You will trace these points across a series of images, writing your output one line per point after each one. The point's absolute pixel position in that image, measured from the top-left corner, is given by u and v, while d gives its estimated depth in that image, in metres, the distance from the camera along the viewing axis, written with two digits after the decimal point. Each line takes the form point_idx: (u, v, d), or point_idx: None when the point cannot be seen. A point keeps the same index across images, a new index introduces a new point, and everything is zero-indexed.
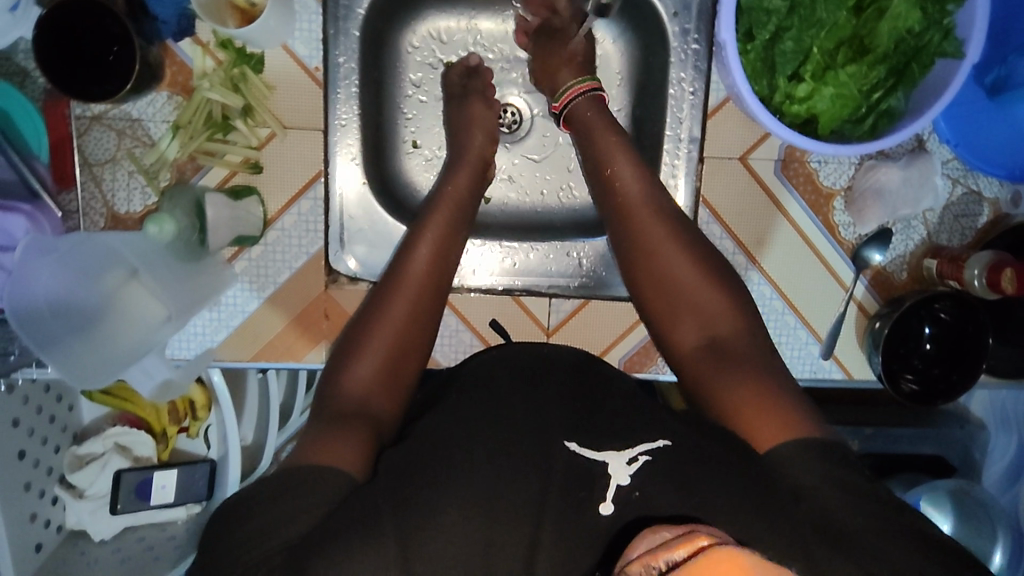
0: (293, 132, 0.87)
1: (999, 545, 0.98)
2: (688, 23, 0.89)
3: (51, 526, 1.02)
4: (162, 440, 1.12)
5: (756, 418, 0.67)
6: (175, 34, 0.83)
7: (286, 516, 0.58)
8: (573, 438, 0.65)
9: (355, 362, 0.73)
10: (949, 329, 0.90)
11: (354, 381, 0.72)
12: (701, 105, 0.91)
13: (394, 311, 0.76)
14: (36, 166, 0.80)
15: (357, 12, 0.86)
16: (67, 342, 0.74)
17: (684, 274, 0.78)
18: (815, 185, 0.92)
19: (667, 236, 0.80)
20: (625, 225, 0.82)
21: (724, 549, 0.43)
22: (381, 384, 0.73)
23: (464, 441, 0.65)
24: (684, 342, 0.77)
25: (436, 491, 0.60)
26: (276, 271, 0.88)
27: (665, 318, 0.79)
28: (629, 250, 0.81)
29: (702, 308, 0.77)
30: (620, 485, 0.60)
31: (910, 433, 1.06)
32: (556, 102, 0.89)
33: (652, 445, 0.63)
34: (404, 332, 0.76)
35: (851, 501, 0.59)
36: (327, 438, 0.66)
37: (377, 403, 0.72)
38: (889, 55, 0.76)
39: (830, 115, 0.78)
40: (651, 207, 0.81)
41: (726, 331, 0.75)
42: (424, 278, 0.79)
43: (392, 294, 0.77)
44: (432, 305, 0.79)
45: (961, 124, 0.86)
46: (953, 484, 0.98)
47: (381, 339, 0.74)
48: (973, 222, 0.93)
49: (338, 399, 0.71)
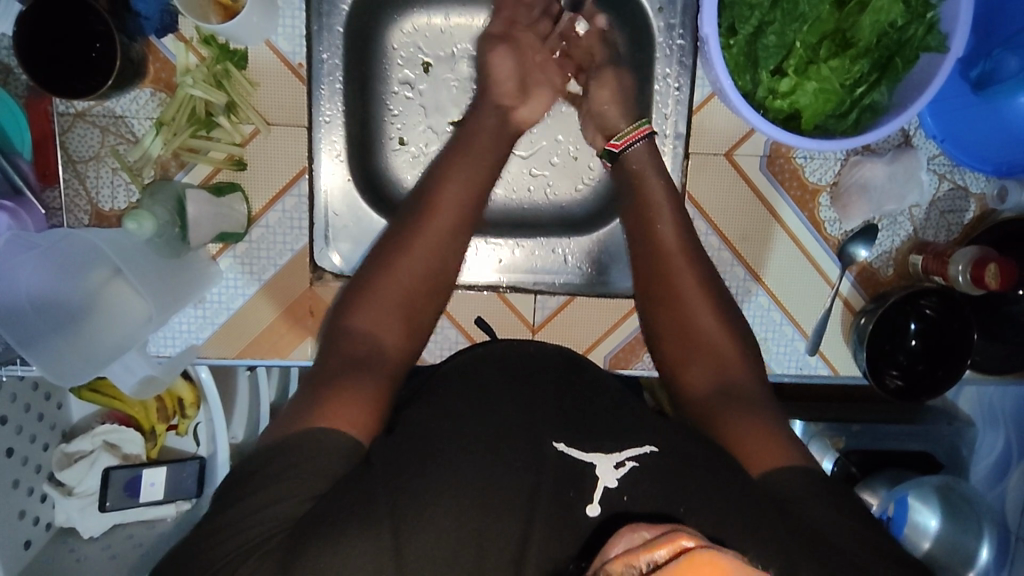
0: (277, 128, 0.87)
1: (985, 541, 0.99)
2: (674, 18, 0.89)
3: (40, 523, 1.03)
4: (151, 438, 1.11)
5: (753, 440, 0.67)
6: (159, 30, 0.82)
7: (254, 509, 0.57)
8: (561, 438, 0.64)
9: (368, 307, 0.72)
10: (934, 325, 0.90)
11: (363, 323, 0.71)
12: (686, 101, 0.90)
13: (416, 253, 0.74)
14: (19, 163, 0.81)
15: (341, 8, 0.86)
16: (49, 340, 0.74)
17: (699, 317, 0.76)
18: (801, 181, 0.92)
19: (679, 249, 0.79)
20: (654, 246, 0.80)
21: (706, 552, 0.44)
22: (394, 331, 0.72)
23: (447, 431, 0.65)
24: (695, 384, 0.74)
25: (426, 481, 0.59)
26: (263, 268, 0.88)
27: (678, 362, 0.76)
28: (646, 264, 0.80)
29: (720, 354, 0.75)
30: (608, 487, 0.59)
31: (899, 430, 1.05)
32: (614, 140, 0.85)
33: (640, 450, 0.62)
34: (419, 290, 0.74)
35: (822, 508, 0.61)
36: (342, 386, 0.66)
37: (386, 341, 0.71)
38: (871, 48, 0.76)
39: (813, 110, 0.78)
40: (688, 252, 0.79)
41: (737, 379, 0.73)
42: (452, 223, 0.76)
43: (415, 235, 0.75)
44: (453, 260, 0.76)
45: (946, 120, 0.87)
46: (941, 481, 0.99)
47: (398, 284, 0.73)
48: (959, 217, 0.93)
49: (345, 343, 0.70)
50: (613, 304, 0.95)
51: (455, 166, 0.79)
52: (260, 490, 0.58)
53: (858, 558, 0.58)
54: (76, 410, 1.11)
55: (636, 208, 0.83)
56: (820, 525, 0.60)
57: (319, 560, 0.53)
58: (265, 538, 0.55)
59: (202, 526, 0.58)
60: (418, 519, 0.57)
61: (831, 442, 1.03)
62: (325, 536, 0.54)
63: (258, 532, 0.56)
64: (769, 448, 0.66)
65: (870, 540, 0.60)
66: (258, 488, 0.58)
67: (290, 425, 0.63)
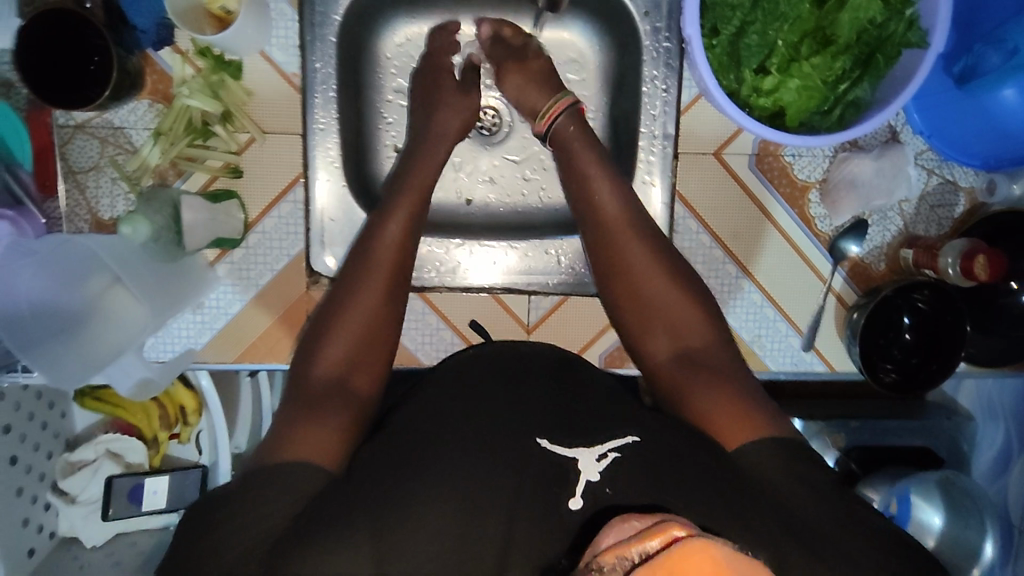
0: (272, 136, 0.88)
1: (988, 537, 0.99)
2: (659, 21, 0.89)
3: (44, 531, 1.04)
4: (153, 446, 1.12)
5: (726, 419, 0.68)
6: (155, 43, 0.84)
7: (242, 528, 0.58)
8: (544, 434, 0.65)
9: (323, 348, 0.73)
10: (926, 318, 0.90)
11: (319, 365, 0.72)
12: (674, 102, 0.90)
13: (366, 288, 0.76)
14: (19, 174, 0.82)
15: (334, 19, 0.86)
16: (51, 345, 0.76)
17: (669, 305, 0.77)
18: (790, 178, 0.93)
19: (646, 265, 0.79)
20: (608, 253, 0.81)
21: (697, 540, 0.44)
22: (356, 363, 0.74)
23: (443, 431, 0.67)
24: (659, 352, 0.77)
25: (422, 483, 0.60)
26: (248, 285, 0.89)
27: (640, 330, 0.78)
28: (616, 282, 0.80)
29: (680, 323, 0.77)
30: (589, 481, 0.59)
31: (898, 424, 1.06)
32: (539, 124, 0.88)
33: (621, 441, 0.62)
34: (374, 322, 0.75)
35: (817, 494, 0.61)
36: (306, 423, 0.67)
37: (349, 380, 0.72)
38: (851, 45, 0.77)
39: (797, 107, 0.79)
40: (658, 268, 0.79)
41: (698, 344, 0.76)
42: (398, 249, 0.78)
43: (365, 271, 0.77)
44: (401, 280, 0.79)
45: (932, 117, 0.89)
46: (938, 476, 0.99)
47: (350, 321, 0.74)
48: (950, 211, 0.93)
49: (305, 389, 0.71)
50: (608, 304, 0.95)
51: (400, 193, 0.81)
52: (255, 493, 0.60)
53: (850, 550, 0.58)
54: (79, 419, 1.12)
55: (596, 228, 0.82)
56: (809, 517, 0.60)
57: (312, 560, 0.55)
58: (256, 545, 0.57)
59: (193, 528, 0.60)
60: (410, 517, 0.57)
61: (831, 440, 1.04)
62: (320, 542, 0.56)
63: (251, 537, 0.57)
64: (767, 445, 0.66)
65: (857, 523, 0.60)
66: (252, 491, 0.60)
67: (272, 457, 0.64)
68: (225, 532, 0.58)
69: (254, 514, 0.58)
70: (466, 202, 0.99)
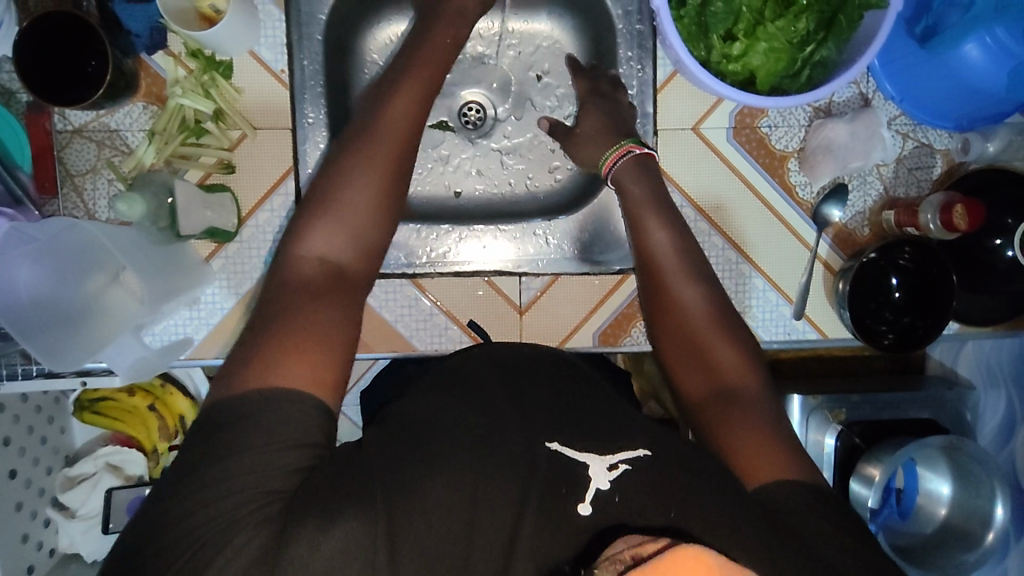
0: (263, 132, 0.91)
1: (999, 500, 0.91)
2: (631, 5, 0.93)
3: (44, 548, 1.03)
4: (152, 458, 1.11)
5: (751, 455, 0.67)
6: (148, 47, 0.88)
7: (230, 519, 0.54)
8: (554, 438, 0.61)
9: (320, 240, 0.72)
10: (914, 276, 0.91)
11: (315, 249, 0.71)
12: (651, 81, 0.94)
13: (359, 181, 0.74)
14: (19, 175, 0.86)
15: (319, 18, 0.90)
16: (51, 331, 0.78)
17: (720, 351, 0.75)
18: (768, 149, 0.95)
19: (699, 306, 0.77)
20: (658, 286, 0.80)
21: (691, 548, 0.41)
22: (355, 245, 0.73)
23: (438, 406, 0.66)
24: (695, 390, 0.74)
25: (416, 467, 0.58)
26: (240, 281, 0.91)
27: (677, 368, 0.76)
28: (665, 319, 0.78)
29: (721, 366, 0.74)
30: (598, 489, 0.56)
31: (900, 396, 1.02)
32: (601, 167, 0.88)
33: (632, 454, 0.59)
34: (374, 208, 0.74)
35: (815, 510, 0.62)
36: (302, 332, 0.65)
37: (343, 264, 0.72)
38: (810, 4, 0.80)
39: (766, 70, 0.82)
40: (714, 318, 0.76)
41: (739, 385, 0.72)
42: (407, 132, 0.77)
43: (358, 167, 0.74)
44: (404, 165, 0.77)
45: (902, 80, 0.91)
46: (942, 441, 0.91)
47: (353, 211, 0.73)
48: (927, 173, 0.96)
49: (298, 274, 0.70)
50: (598, 280, 0.98)
51: (383, 114, 0.77)
52: (234, 480, 0.55)
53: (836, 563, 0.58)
54: (78, 435, 1.12)
55: (646, 263, 0.81)
56: (798, 520, 0.61)
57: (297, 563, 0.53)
58: (242, 517, 0.54)
59: (172, 495, 0.56)
60: (411, 494, 0.56)
61: (831, 414, 1.00)
62: (301, 536, 0.53)
63: (235, 502, 0.54)
64: (761, 462, 0.66)
65: (834, 519, 0.61)
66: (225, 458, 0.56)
67: (260, 376, 0.61)
68: (198, 514, 0.54)
69: (232, 498, 0.55)
70: (454, 194, 1.00)
